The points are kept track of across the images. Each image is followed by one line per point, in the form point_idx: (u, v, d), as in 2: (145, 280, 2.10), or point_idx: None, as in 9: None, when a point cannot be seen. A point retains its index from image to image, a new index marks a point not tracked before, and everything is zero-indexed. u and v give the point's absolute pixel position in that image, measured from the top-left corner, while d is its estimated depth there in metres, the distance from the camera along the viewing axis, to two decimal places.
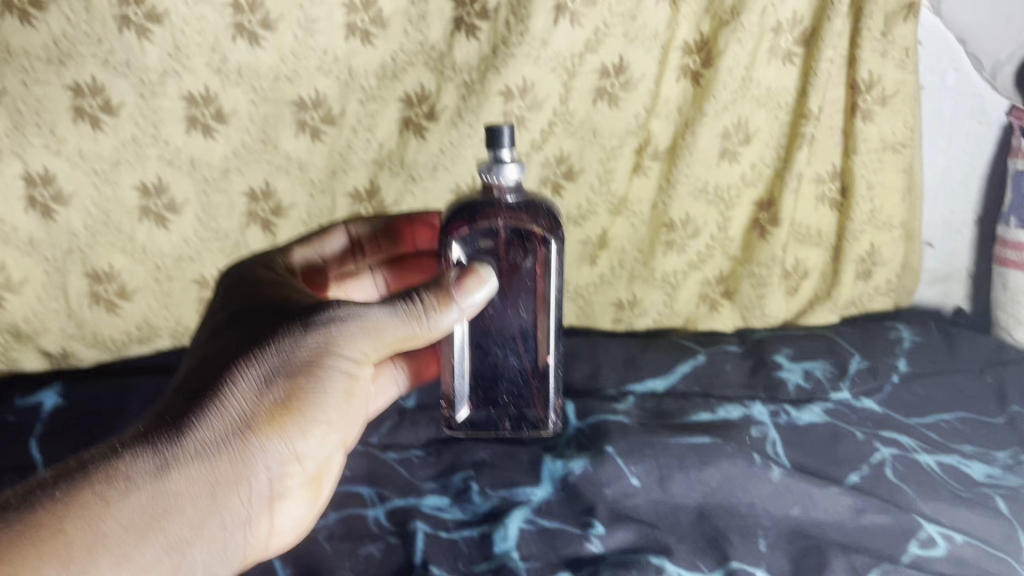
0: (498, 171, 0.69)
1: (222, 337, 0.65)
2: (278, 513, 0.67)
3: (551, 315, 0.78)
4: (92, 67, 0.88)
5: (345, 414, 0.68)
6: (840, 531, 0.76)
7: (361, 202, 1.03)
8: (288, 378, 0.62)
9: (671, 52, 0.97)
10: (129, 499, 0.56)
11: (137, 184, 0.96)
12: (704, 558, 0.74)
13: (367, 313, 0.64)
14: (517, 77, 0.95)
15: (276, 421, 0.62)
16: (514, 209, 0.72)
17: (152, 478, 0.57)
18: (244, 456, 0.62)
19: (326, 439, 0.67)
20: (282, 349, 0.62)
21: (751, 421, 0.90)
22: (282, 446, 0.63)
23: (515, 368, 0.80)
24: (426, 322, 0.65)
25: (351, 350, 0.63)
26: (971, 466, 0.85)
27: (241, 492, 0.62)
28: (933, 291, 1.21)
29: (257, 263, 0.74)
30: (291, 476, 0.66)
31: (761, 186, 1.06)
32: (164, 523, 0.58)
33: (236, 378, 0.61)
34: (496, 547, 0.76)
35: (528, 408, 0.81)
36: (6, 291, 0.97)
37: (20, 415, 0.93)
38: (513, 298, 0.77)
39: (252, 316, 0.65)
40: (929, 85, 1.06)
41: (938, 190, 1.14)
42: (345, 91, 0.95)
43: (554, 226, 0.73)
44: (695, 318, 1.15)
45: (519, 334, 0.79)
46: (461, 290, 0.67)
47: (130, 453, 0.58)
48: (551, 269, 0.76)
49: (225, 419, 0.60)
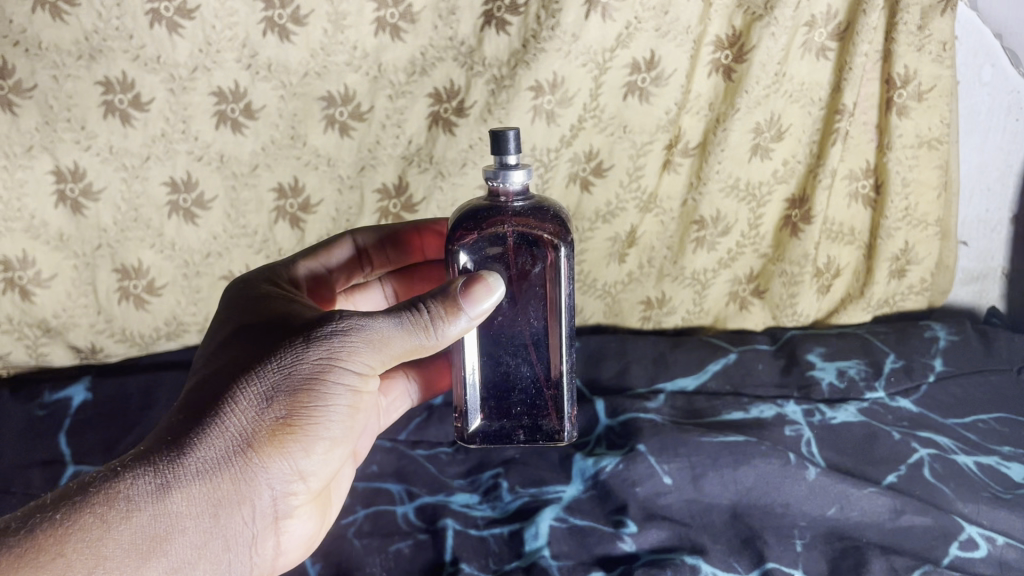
0: (504, 177, 0.66)
1: (223, 355, 0.62)
2: (284, 532, 0.65)
3: (563, 323, 0.72)
4: (123, 63, 0.89)
5: (351, 429, 0.65)
6: (878, 531, 0.75)
7: (388, 198, 1.01)
8: (290, 394, 0.59)
9: (703, 47, 0.96)
10: (130, 522, 0.55)
11: (166, 180, 0.96)
12: (740, 559, 0.72)
13: (372, 324, 0.60)
14: (548, 72, 0.94)
15: (280, 439, 0.60)
16: (521, 214, 0.68)
17: (153, 499, 0.56)
18: (246, 475, 0.59)
19: (333, 455, 0.64)
20: (283, 364, 0.60)
21: (785, 420, 0.89)
22: (286, 464, 0.61)
23: (528, 377, 0.74)
24: (434, 333, 0.61)
25: (356, 362, 0.60)
26: (1011, 467, 0.83)
27: (245, 511, 0.60)
28: (969, 291, 1.18)
29: (260, 278, 0.70)
30: (297, 495, 0.63)
31: (793, 183, 1.05)
32: (166, 545, 0.56)
33: (236, 396, 0.59)
34: (527, 544, 0.74)
35: (543, 419, 0.75)
36: (35, 286, 0.97)
37: (49, 409, 0.93)
38: (523, 305, 0.72)
39: (255, 332, 0.63)
40: (964, 81, 1.05)
41: (974, 187, 1.12)
42: (374, 86, 0.94)
43: (563, 232, 0.69)
44: (724, 317, 1.14)
45: (530, 343, 0.73)
46: (468, 298, 0.61)
47: (130, 472, 0.57)
48: (562, 276, 0.71)
49: (225, 437, 0.58)
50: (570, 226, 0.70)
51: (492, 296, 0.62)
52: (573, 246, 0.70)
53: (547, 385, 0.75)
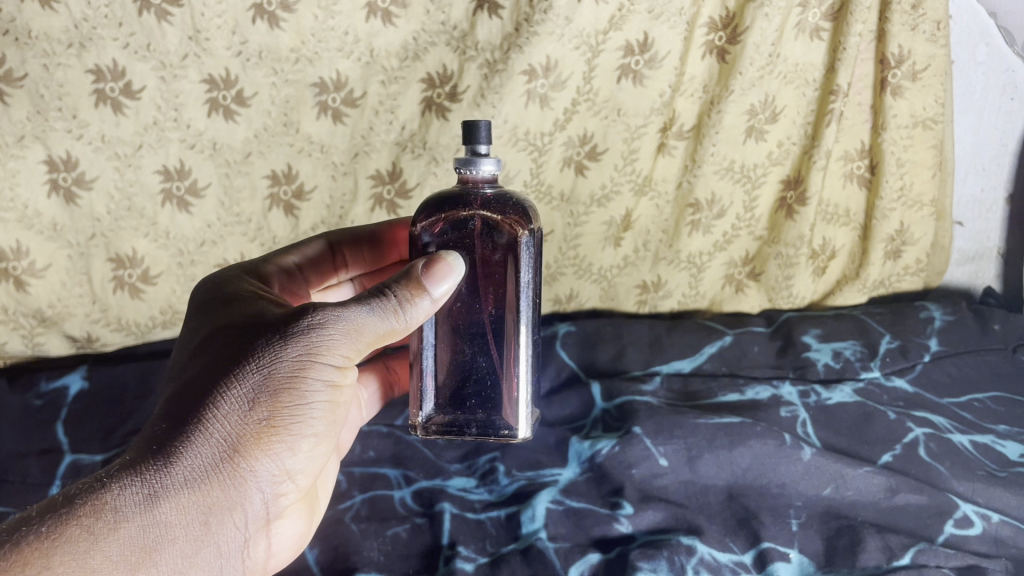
0: (474, 165, 0.62)
1: (196, 363, 0.57)
2: (271, 532, 0.61)
3: (522, 310, 0.65)
4: (113, 51, 0.88)
5: (334, 424, 0.61)
6: (873, 510, 0.75)
7: (383, 184, 1.01)
8: (273, 393, 0.55)
9: (696, 29, 0.96)
10: (118, 533, 0.51)
11: (159, 168, 0.95)
12: (736, 540, 0.73)
13: (345, 315, 0.56)
14: (541, 55, 0.94)
15: (265, 439, 0.56)
16: (482, 200, 0.63)
17: (142, 510, 0.52)
18: (235, 480, 0.55)
19: (318, 451, 0.61)
20: (262, 364, 0.55)
21: (780, 401, 0.89)
22: (273, 464, 0.57)
23: (485, 368, 0.67)
24: (403, 316, 0.57)
25: (331, 357, 0.56)
26: (1006, 446, 0.84)
27: (236, 517, 0.57)
28: (964, 272, 1.18)
29: (231, 276, 0.66)
30: (286, 495, 0.60)
31: (788, 165, 1.05)
32: (154, 557, 0.52)
33: (218, 400, 0.54)
34: (524, 527, 0.75)
35: (497, 413, 0.67)
36: (29, 276, 0.96)
37: (46, 398, 0.92)
38: (481, 292, 0.65)
39: (225, 337, 0.57)
40: (959, 60, 1.04)
41: (970, 167, 1.11)
42: (367, 72, 0.94)
43: (524, 221, 0.64)
44: (720, 300, 1.14)
45: (487, 330, 0.66)
46: (430, 278, 0.58)
47: (115, 481, 0.52)
48: (519, 265, 0.65)
49: (212, 442, 0.54)
50: (532, 217, 0.65)
51: (453, 278, 0.59)
52: (534, 235, 0.65)
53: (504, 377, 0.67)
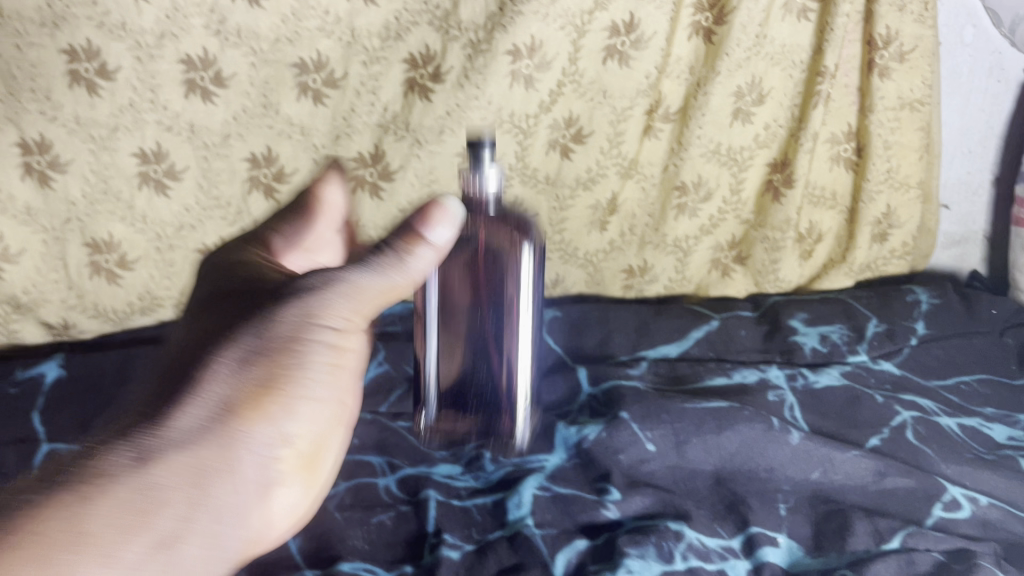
0: (477, 182, 0.54)
1: (189, 331, 0.51)
2: (271, 502, 0.50)
3: (522, 318, 0.61)
4: (87, 30, 0.85)
5: (338, 393, 0.55)
6: (861, 494, 0.75)
7: (364, 167, 1.00)
8: (279, 346, 0.49)
9: (683, 9, 0.94)
10: (110, 493, 0.41)
11: (135, 151, 0.93)
12: (724, 525, 0.72)
13: (342, 277, 0.51)
14: (525, 35, 0.91)
15: (269, 399, 0.49)
16: (479, 213, 0.57)
17: (132, 469, 0.42)
18: (233, 445, 0.47)
19: (317, 419, 0.53)
20: (264, 323, 0.50)
21: (768, 384, 0.89)
22: (271, 431, 0.49)
23: (486, 370, 0.64)
24: (404, 270, 0.52)
25: (334, 319, 0.51)
26: (993, 428, 0.84)
27: (234, 480, 0.46)
28: (950, 255, 1.19)
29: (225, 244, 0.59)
30: (285, 468, 0.50)
31: (775, 147, 1.04)
32: (151, 517, 0.41)
33: (219, 357, 0.48)
34: (510, 514, 0.74)
35: (497, 421, 0.65)
36: (3, 261, 0.95)
37: (21, 387, 0.90)
38: (480, 292, 0.61)
39: (222, 303, 0.52)
40: (947, 42, 1.03)
41: (955, 149, 1.11)
42: (347, 53, 0.92)
43: (526, 231, 0.58)
44: (707, 284, 1.15)
45: (487, 331, 0.62)
46: (427, 226, 0.53)
47: (97, 444, 0.43)
48: (519, 280, 0.60)
49: (206, 402, 0.47)
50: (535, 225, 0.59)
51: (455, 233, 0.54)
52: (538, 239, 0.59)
53: (503, 388, 0.64)
